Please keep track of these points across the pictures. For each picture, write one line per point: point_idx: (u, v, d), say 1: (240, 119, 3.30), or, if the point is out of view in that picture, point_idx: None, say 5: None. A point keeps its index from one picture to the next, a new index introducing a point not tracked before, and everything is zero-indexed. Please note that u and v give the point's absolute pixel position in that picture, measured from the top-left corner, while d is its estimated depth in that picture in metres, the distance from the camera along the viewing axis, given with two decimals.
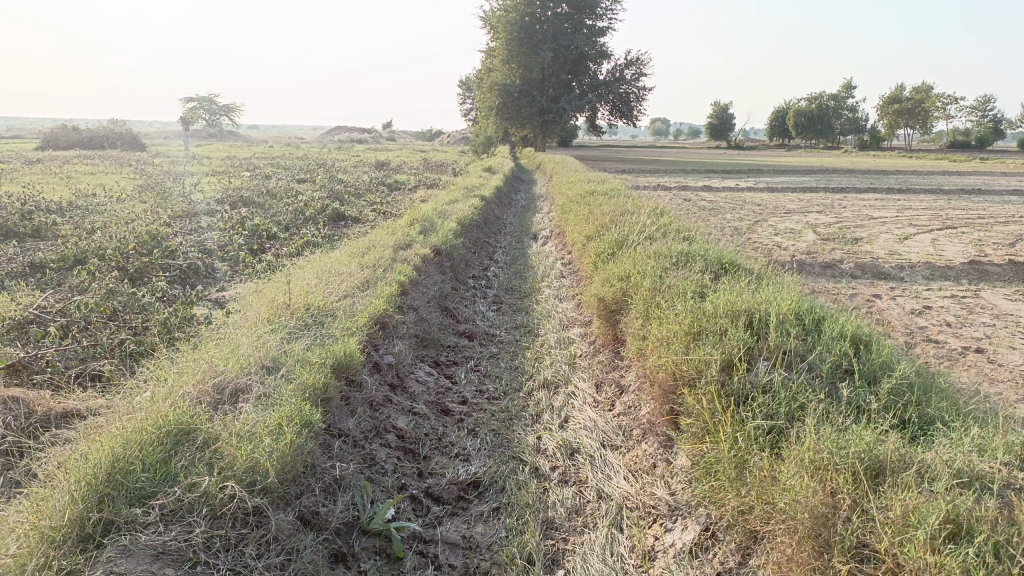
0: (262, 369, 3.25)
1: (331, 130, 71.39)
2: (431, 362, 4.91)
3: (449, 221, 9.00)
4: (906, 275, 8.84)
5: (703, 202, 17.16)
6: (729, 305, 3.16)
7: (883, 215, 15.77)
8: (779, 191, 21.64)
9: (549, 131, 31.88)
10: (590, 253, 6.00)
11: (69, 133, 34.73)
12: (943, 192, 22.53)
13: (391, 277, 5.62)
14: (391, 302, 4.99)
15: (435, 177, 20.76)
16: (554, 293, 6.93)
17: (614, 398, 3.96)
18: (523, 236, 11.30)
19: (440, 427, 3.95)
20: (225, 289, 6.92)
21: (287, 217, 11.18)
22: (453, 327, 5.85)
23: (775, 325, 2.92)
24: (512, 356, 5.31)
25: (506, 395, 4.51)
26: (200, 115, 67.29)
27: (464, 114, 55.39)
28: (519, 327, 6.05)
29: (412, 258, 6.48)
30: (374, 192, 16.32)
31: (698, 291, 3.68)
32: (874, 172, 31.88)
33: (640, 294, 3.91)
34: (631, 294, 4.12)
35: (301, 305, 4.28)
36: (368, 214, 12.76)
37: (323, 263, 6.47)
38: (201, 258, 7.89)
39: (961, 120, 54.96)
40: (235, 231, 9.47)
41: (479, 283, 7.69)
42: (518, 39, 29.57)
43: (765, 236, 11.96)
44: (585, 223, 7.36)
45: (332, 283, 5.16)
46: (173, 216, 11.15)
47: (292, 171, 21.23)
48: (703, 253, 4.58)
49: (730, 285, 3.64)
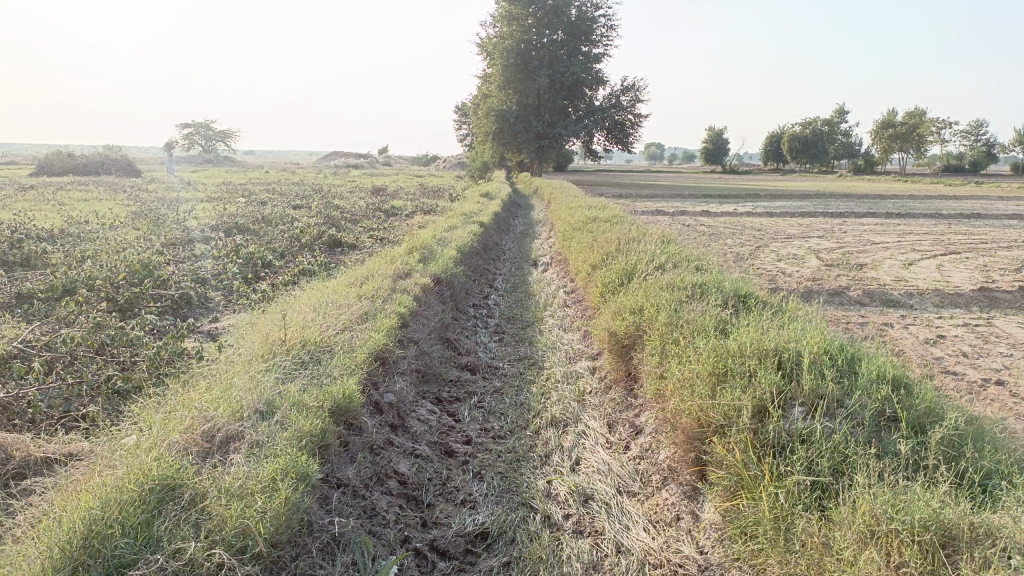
0: (256, 413, 3.04)
1: (328, 156, 71.64)
2: (433, 399, 4.69)
3: (449, 248, 8.83)
4: (915, 302, 8.66)
5: (703, 227, 17.02)
6: (756, 344, 2.97)
7: (885, 240, 15.67)
8: (777, 216, 21.53)
9: (545, 156, 31.89)
10: (597, 283, 5.80)
11: (64, 159, 34.70)
12: (942, 216, 22.46)
13: (391, 309, 5.42)
14: (392, 335, 4.79)
15: (432, 202, 20.66)
16: (558, 323, 6.73)
17: (629, 439, 3.74)
18: (523, 262, 11.12)
19: (444, 470, 3.72)
20: (219, 320, 6.71)
21: (283, 244, 11.00)
22: (455, 360, 5.64)
23: (807, 367, 2.72)
24: (517, 391, 5.09)
25: (513, 435, 4.28)
26: (197, 141, 67.42)
27: (461, 139, 55.54)
28: (523, 359, 5.84)
29: (411, 288, 6.29)
30: (371, 218, 16.16)
31: (719, 327, 3.48)
32: (871, 197, 31.90)
33: (655, 330, 3.72)
34: (645, 328, 3.92)
35: (298, 341, 4.08)
36: (364, 241, 12.58)
37: (320, 293, 6.27)
38: (194, 288, 7.68)
39: (955, 145, 55.31)
40: (230, 259, 9.28)
41: (480, 312, 7.49)
42: (514, 65, 29.64)
43: (768, 261, 11.81)
44: (589, 251, 7.18)
45: (330, 315, 4.96)
46: (167, 243, 10.97)
47: (288, 197, 21.07)
48: (718, 284, 4.39)
49: (752, 320, 3.44)
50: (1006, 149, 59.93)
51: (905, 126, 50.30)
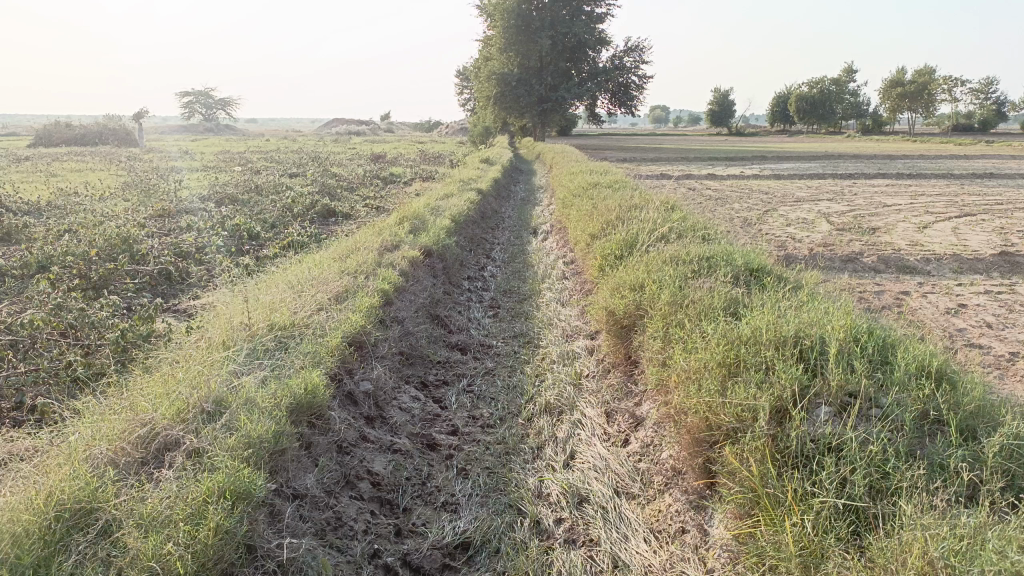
0: (202, 414, 2.67)
1: (329, 123, 70.83)
2: (418, 383, 4.32)
3: (442, 218, 8.42)
4: (933, 269, 8.24)
5: (709, 192, 16.53)
6: (772, 330, 2.57)
7: (897, 202, 15.17)
8: (785, 179, 21.01)
9: (548, 121, 31.26)
10: (596, 255, 5.39)
11: (61, 129, 34.25)
12: (955, 177, 21.89)
13: (373, 285, 5.02)
14: (371, 316, 4.41)
15: (432, 169, 20.25)
16: (556, 296, 6.34)
17: (629, 431, 3.35)
18: (523, 231, 10.72)
19: (426, 466, 3.36)
20: (197, 297, 6.34)
21: (274, 215, 10.60)
22: (444, 339, 5.26)
23: (834, 359, 2.33)
24: (510, 372, 4.73)
25: (503, 423, 3.93)
26: (196, 110, 66.63)
27: (462, 104, 54.77)
28: (518, 337, 5.46)
29: (398, 262, 5.89)
30: (368, 186, 15.72)
31: (731, 310, 3.08)
32: (880, 157, 31.25)
33: (657, 309, 3.33)
34: (646, 307, 3.52)
35: (263, 326, 3.71)
36: (359, 210, 12.18)
37: (301, 269, 5.87)
38: (173, 263, 7.29)
39: (965, 103, 54.26)
40: (215, 232, 8.88)
41: (474, 286, 7.10)
42: (515, 27, 28.88)
43: (777, 227, 11.36)
44: (588, 219, 6.77)
45: (305, 295, 4.58)
46: (153, 216, 10.57)
47: (284, 165, 20.58)
48: (727, 257, 3.98)
49: (768, 300, 3.03)
50: (1017, 107, 58.86)
51: (915, 85, 49.29)
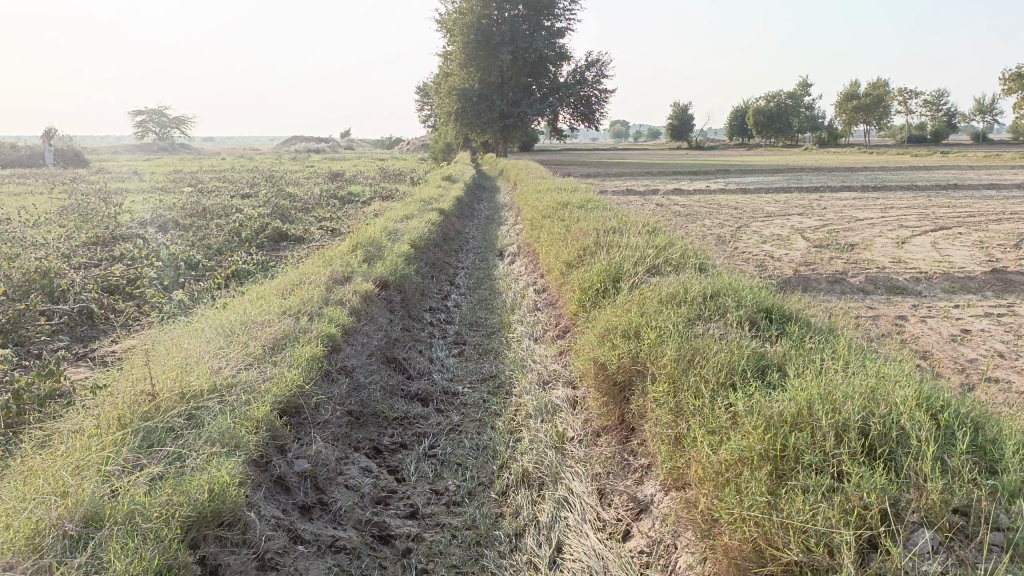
0: (63, 539, 1.95)
1: (288, 141, 69.67)
2: (369, 450, 3.62)
3: (400, 242, 7.75)
4: (924, 288, 7.78)
5: (677, 207, 16.06)
6: (829, 409, 1.96)
7: (869, 215, 14.86)
8: (753, 193, 20.75)
9: (509, 137, 30.79)
10: (574, 288, 4.77)
11: (5, 150, 32.92)
12: (919, 188, 21.83)
13: (317, 329, 4.31)
14: (312, 371, 3.70)
15: (392, 186, 19.57)
16: (528, 330, 5.70)
17: (629, 520, 2.69)
18: (488, 253, 10.09)
19: (376, 569, 2.64)
20: (121, 341, 5.57)
21: (219, 241, 9.82)
22: (402, 387, 4.57)
23: (925, 459, 1.71)
24: (480, 429, 4.06)
25: (472, 500, 3.25)
26: (151, 129, 64.94)
27: (424, 120, 54.14)
28: (487, 383, 4.80)
29: (349, 298, 5.18)
30: (324, 207, 14.97)
31: (757, 374, 2.45)
32: (840, 169, 31.30)
33: (662, 367, 2.70)
34: (646, 362, 2.89)
35: (172, 394, 2.97)
36: (313, 234, 11.44)
37: (237, 309, 5.14)
38: (98, 300, 6.49)
39: (919, 116, 55.17)
40: (150, 261, 8.09)
41: (436, 319, 6.42)
42: (475, 42, 28.37)
43: (753, 244, 10.90)
44: (561, 244, 6.14)
45: (233, 347, 3.84)
46: (86, 244, 9.71)
47: (237, 185, 19.74)
48: (736, 295, 3.37)
49: (804, 362, 2.42)
50: (968, 118, 60.09)
51: (869, 98, 49.99)
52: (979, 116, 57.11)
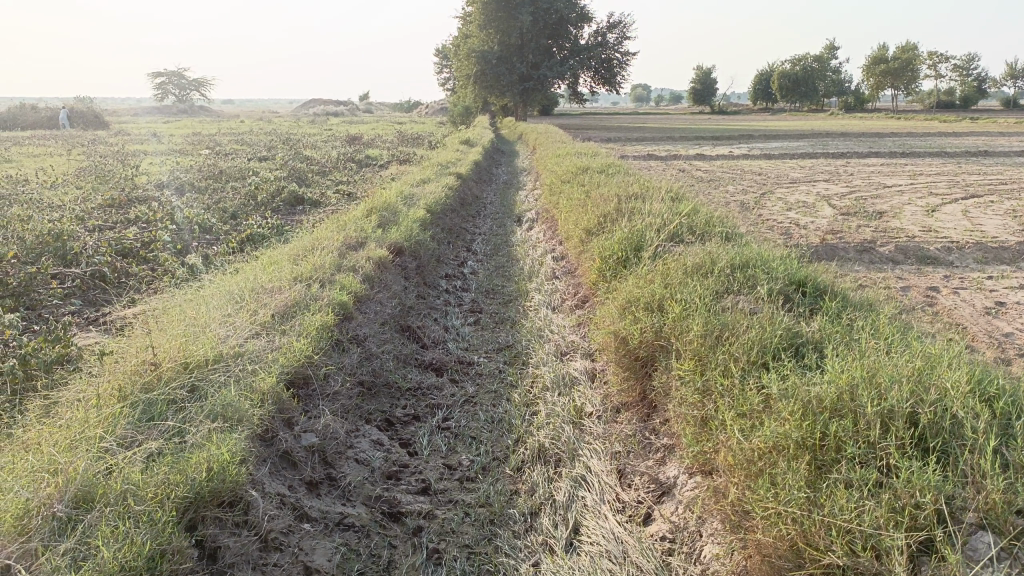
0: (51, 521, 1.85)
1: (307, 104, 69.38)
2: (381, 422, 3.50)
3: (416, 207, 7.60)
4: (956, 259, 7.52)
5: (700, 173, 15.73)
6: (874, 394, 1.80)
7: (897, 182, 14.48)
8: (777, 158, 20.32)
9: (529, 100, 30.34)
10: (594, 256, 4.59)
11: (25, 112, 32.99)
12: (948, 155, 21.26)
13: (328, 297, 4.18)
14: (321, 341, 3.58)
15: (410, 150, 19.37)
16: (546, 298, 5.55)
17: (652, 502, 2.56)
18: (506, 219, 9.92)
19: (386, 548, 2.53)
20: (133, 307, 5.49)
21: (235, 205, 9.70)
22: (416, 357, 4.46)
23: (983, 453, 1.56)
24: (495, 402, 3.93)
25: (486, 476, 3.13)
26: (170, 91, 64.79)
27: (443, 83, 53.57)
28: (503, 352, 4.68)
29: (363, 264, 5.05)
30: (341, 171, 14.81)
31: (792, 352, 2.29)
32: (867, 135, 30.59)
33: (689, 343, 2.53)
34: (671, 337, 2.72)
35: (174, 363, 2.86)
36: (330, 198, 11.30)
37: (248, 274, 5.03)
38: (111, 263, 6.42)
39: (949, 80, 53.76)
40: (164, 224, 8.00)
41: (452, 286, 6.28)
42: (494, 3, 27.82)
43: (777, 211, 10.63)
44: (580, 210, 5.96)
45: (241, 314, 3.72)
46: (102, 207, 9.64)
47: (255, 148, 19.61)
48: (767, 267, 3.19)
49: (844, 341, 2.25)
50: (999, 83, 58.49)
51: (898, 61, 48.70)
52: (1011, 80, 55.54)
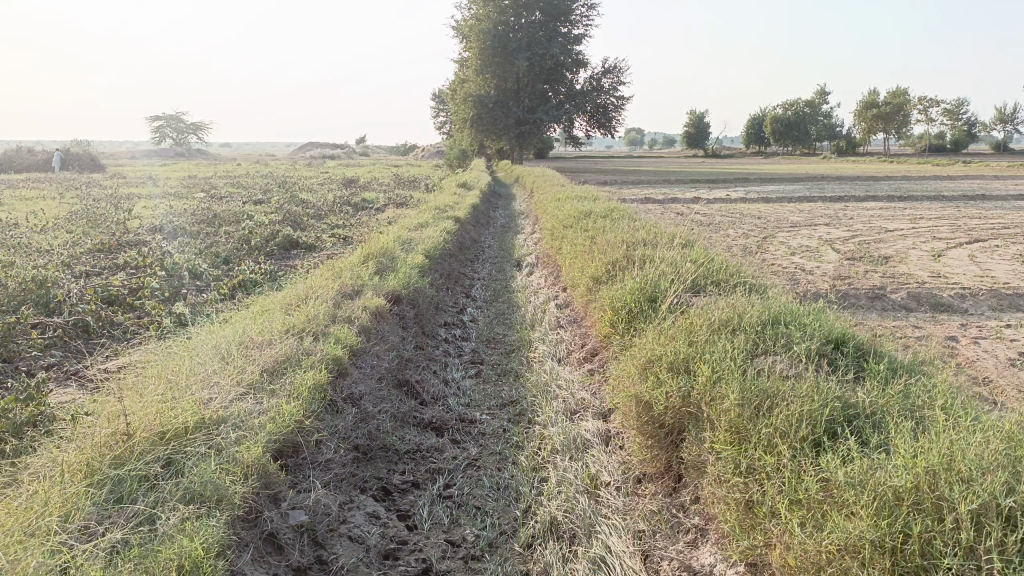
0: None
1: (303, 147, 69.78)
2: (377, 492, 3.20)
3: (414, 253, 7.36)
4: (970, 305, 7.29)
5: (699, 216, 15.59)
6: (962, 490, 1.56)
7: (898, 226, 14.35)
8: (775, 202, 20.24)
9: (525, 144, 30.40)
10: (603, 307, 4.34)
11: (20, 154, 32.93)
12: (945, 198, 21.22)
13: (321, 352, 3.91)
14: (313, 403, 3.29)
15: (406, 193, 19.25)
16: (550, 349, 5.29)
17: None
18: (505, 263, 9.69)
19: None
20: (116, 359, 5.20)
21: (227, 249, 9.47)
22: (415, 414, 4.17)
23: None
24: (501, 466, 3.63)
25: (494, 554, 2.83)
26: (167, 134, 65.01)
27: (439, 127, 53.93)
28: (507, 409, 4.39)
29: (358, 314, 4.79)
30: (337, 214, 14.62)
31: (846, 427, 2.03)
32: (862, 178, 30.66)
33: (724, 413, 2.27)
34: (701, 404, 2.45)
35: (150, 433, 2.57)
36: (325, 242, 11.08)
37: (237, 325, 4.76)
38: (96, 312, 6.14)
39: (940, 124, 54.33)
40: (153, 270, 7.74)
41: (452, 335, 6.01)
42: (491, 48, 28.01)
43: (781, 255, 10.44)
44: (586, 256, 5.72)
45: (227, 372, 3.43)
46: (91, 251, 9.39)
47: (251, 190, 19.47)
48: (798, 324, 2.93)
49: (905, 416, 1.99)
50: (989, 128, 59.16)
51: (889, 106, 49.21)
52: (1001, 125, 56.18)
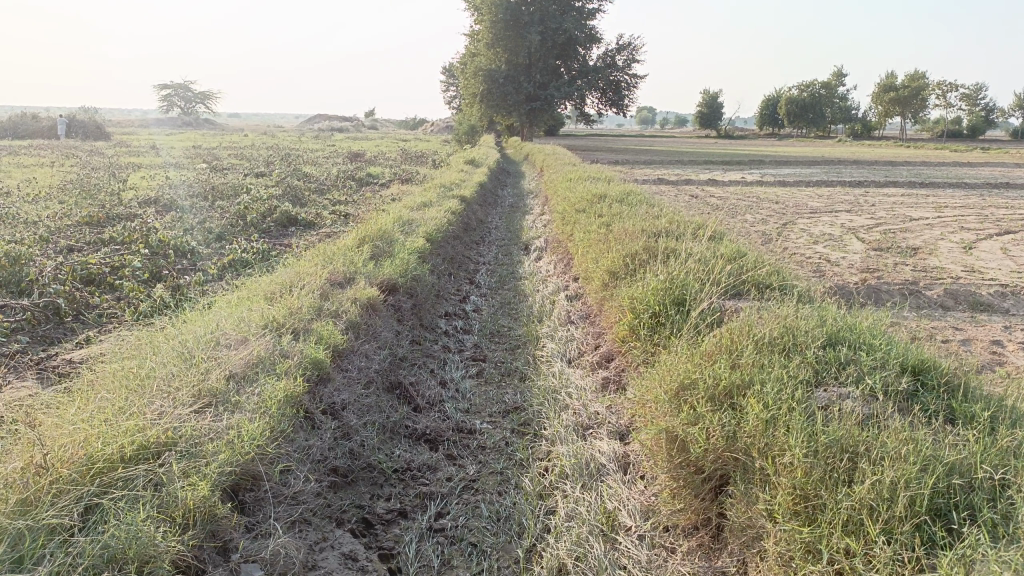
0: None
1: (312, 119, 69.06)
2: (356, 524, 2.72)
3: (415, 235, 6.88)
4: (1011, 305, 6.76)
5: (714, 200, 15.01)
6: None
7: (922, 215, 13.76)
8: (791, 186, 19.63)
9: (536, 121, 29.71)
10: (621, 307, 3.86)
11: (25, 121, 32.43)
12: (969, 186, 20.51)
13: (300, 353, 3.43)
14: (284, 421, 2.82)
15: (413, 169, 18.72)
16: (559, 348, 4.81)
17: None
18: (512, 246, 9.18)
19: None
20: (82, 349, 4.74)
21: (221, 226, 8.99)
22: (406, 424, 3.68)
23: None
24: (503, 491, 3.15)
25: None
26: (175, 103, 64.43)
27: (449, 102, 53.09)
28: (510, 418, 3.91)
29: (348, 308, 4.32)
30: (340, 189, 14.11)
31: (967, 518, 1.55)
32: (879, 163, 29.89)
33: (791, 474, 1.77)
34: (755, 455, 1.94)
35: (73, 467, 2.12)
36: (325, 219, 10.58)
37: (212, 314, 4.28)
38: (69, 294, 5.66)
39: (958, 109, 53.22)
40: (137, 247, 7.27)
41: (453, 327, 5.53)
42: (503, 22, 27.27)
43: (803, 244, 9.91)
44: (601, 246, 5.23)
45: (187, 378, 2.97)
46: (77, 225, 8.91)
47: (253, 163, 18.97)
48: (866, 347, 2.42)
49: None
50: (1007, 114, 57.95)
51: (907, 90, 48.18)
52: (1020, 110, 54.97)
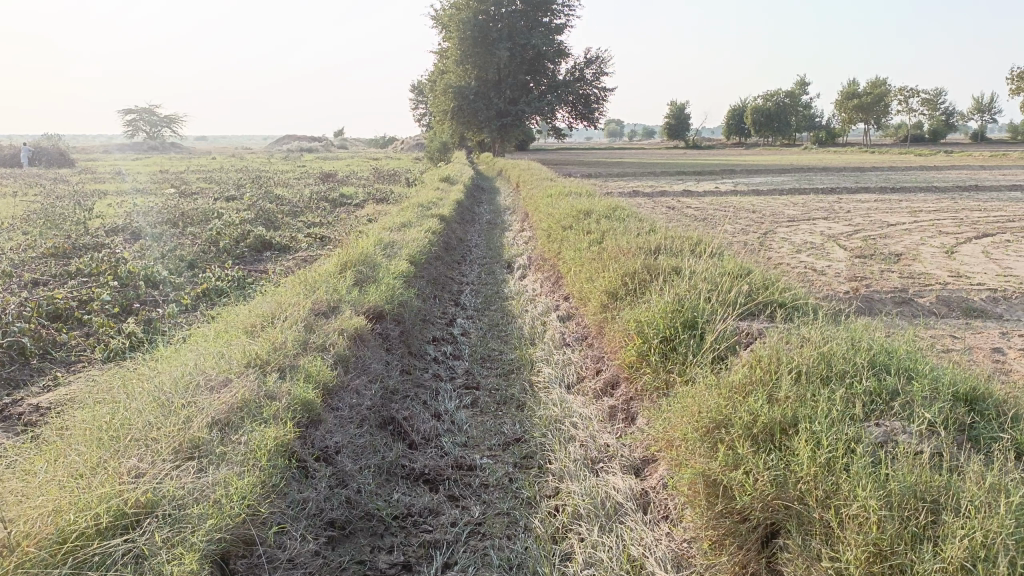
0: None
1: (281, 139, 68.50)
2: None
3: (397, 258, 6.65)
4: (1004, 310, 6.67)
5: (692, 211, 14.95)
6: None
7: (899, 220, 13.79)
8: (766, 194, 19.66)
9: (507, 136, 29.59)
10: (625, 331, 3.68)
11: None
12: (939, 190, 20.70)
13: (287, 394, 3.19)
14: (275, 474, 2.57)
15: (386, 188, 18.45)
16: (556, 372, 4.61)
17: None
18: (495, 265, 8.98)
19: None
20: (50, 391, 4.44)
21: (193, 253, 8.68)
22: (404, 463, 3.44)
23: None
24: (513, 534, 2.90)
25: None
26: (141, 128, 63.58)
27: (418, 119, 52.96)
28: (512, 450, 3.68)
29: (335, 340, 4.09)
30: (314, 211, 13.82)
31: None
32: (848, 168, 30.16)
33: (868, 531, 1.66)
34: (815, 501, 1.83)
35: (41, 546, 1.87)
36: (300, 243, 10.31)
37: (189, 351, 4.01)
38: (34, 331, 5.34)
39: (920, 115, 54.13)
40: (105, 278, 6.96)
41: (442, 353, 5.30)
42: (471, 39, 27.18)
43: (787, 254, 9.82)
44: (594, 265, 5.06)
45: (168, 427, 2.72)
46: (42, 256, 8.56)
47: (223, 186, 18.61)
48: (910, 377, 2.25)
49: None
50: (968, 117, 59.07)
51: (870, 96, 48.90)
52: (980, 113, 56.03)
